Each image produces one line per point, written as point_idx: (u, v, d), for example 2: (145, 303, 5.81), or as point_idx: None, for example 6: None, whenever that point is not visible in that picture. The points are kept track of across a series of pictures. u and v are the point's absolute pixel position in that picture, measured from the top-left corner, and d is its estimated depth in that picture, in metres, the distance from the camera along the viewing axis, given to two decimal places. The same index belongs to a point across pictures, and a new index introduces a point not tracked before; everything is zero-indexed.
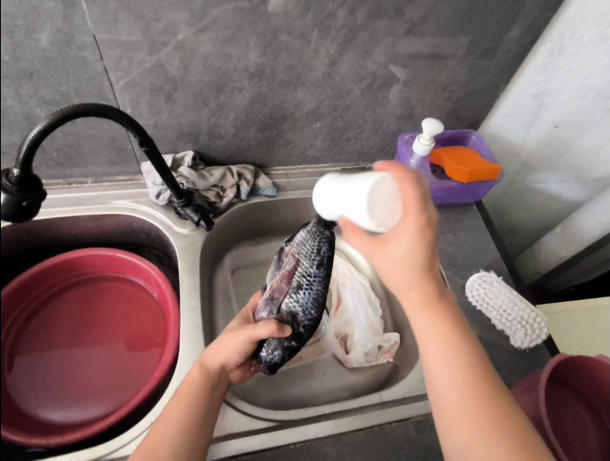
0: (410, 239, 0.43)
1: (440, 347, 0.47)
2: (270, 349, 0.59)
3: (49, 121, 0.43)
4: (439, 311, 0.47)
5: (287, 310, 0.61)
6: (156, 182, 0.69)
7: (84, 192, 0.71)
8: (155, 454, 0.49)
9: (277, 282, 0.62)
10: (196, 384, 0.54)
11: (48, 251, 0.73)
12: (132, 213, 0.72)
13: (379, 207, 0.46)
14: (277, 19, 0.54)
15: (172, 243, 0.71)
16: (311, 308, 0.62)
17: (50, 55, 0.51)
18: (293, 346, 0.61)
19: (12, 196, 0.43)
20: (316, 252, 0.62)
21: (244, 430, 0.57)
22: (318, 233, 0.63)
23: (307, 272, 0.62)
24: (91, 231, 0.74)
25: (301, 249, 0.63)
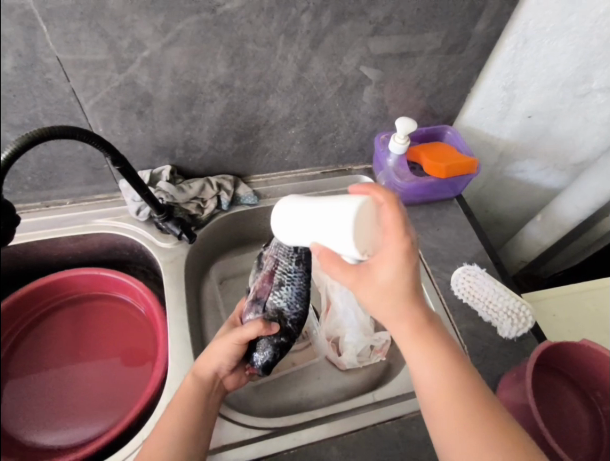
0: (390, 270, 0.45)
1: (427, 366, 0.47)
2: (261, 350, 0.59)
3: (16, 144, 0.41)
4: (428, 333, 0.47)
5: (272, 307, 0.60)
6: (135, 198, 0.69)
7: (63, 214, 0.70)
8: None
9: (259, 283, 0.62)
10: (189, 395, 0.54)
11: (31, 275, 0.73)
12: (113, 230, 0.71)
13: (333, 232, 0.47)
14: (242, 30, 0.55)
15: (156, 259, 0.71)
16: (296, 303, 0.61)
17: (15, 80, 0.51)
18: (283, 341, 0.60)
19: None
20: (293, 250, 0.61)
21: (238, 440, 0.57)
22: None
23: (286, 270, 0.61)
24: (74, 252, 0.73)
25: (278, 250, 0.62)
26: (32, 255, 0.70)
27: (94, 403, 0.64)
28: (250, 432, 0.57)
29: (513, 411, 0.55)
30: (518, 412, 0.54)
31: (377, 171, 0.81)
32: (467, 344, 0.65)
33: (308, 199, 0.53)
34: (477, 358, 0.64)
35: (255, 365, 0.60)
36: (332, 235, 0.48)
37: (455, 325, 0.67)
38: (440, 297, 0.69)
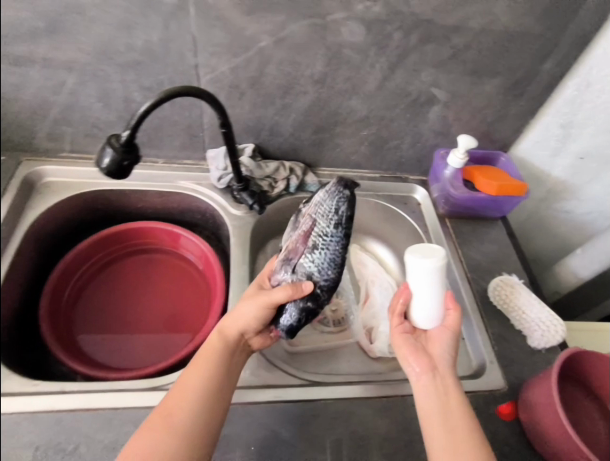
0: (452, 345, 0.62)
1: (439, 416, 0.55)
2: (289, 312, 0.62)
3: (154, 101, 0.56)
4: (454, 391, 0.57)
5: (302, 270, 0.63)
6: (219, 167, 0.78)
7: (153, 169, 0.81)
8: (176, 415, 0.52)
9: (294, 243, 0.65)
10: (217, 351, 0.58)
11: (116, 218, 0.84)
12: (193, 193, 0.81)
13: (457, 312, 0.65)
14: (343, 37, 0.65)
15: (226, 222, 0.80)
16: (328, 269, 0.63)
17: (156, 49, 0.65)
18: (309, 306, 0.63)
19: (117, 155, 0.57)
20: (333, 212, 0.64)
21: (280, 382, 0.63)
22: (336, 194, 0.65)
23: (323, 232, 0.63)
24: (155, 206, 0.84)
25: (318, 209, 0.64)
26: (121, 200, 0.82)
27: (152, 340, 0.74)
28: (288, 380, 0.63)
29: (535, 411, 0.58)
30: (540, 412, 0.57)
31: (432, 184, 0.89)
32: (496, 346, 0.69)
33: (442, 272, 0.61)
34: (504, 361, 0.68)
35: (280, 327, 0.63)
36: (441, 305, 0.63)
37: (487, 328, 0.71)
38: (475, 301, 0.74)
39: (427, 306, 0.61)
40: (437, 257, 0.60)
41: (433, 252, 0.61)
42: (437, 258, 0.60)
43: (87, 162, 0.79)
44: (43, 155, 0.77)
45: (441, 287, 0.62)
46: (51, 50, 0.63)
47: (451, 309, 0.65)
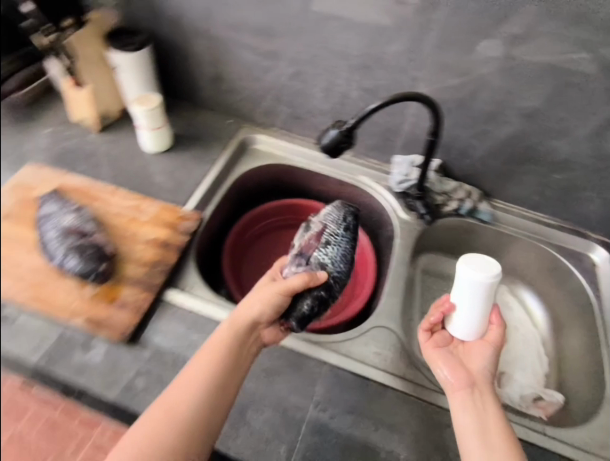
0: (492, 360, 0.60)
1: (478, 433, 0.52)
2: (301, 302, 0.59)
3: (388, 99, 0.64)
4: (491, 409, 0.55)
5: (315, 261, 0.62)
6: (402, 172, 0.83)
7: (341, 160, 0.89)
8: (178, 410, 0.51)
9: (306, 240, 0.65)
10: (223, 346, 0.55)
11: (297, 194, 0.95)
12: (370, 190, 0.88)
13: (502, 329, 0.61)
14: (573, 77, 0.65)
15: (394, 224, 0.84)
16: (339, 262, 0.63)
17: (388, 57, 0.71)
18: (322, 295, 0.60)
19: (340, 136, 0.66)
20: (342, 219, 0.66)
21: (419, 382, 0.62)
22: (345, 205, 0.68)
23: (334, 232, 0.64)
24: (331, 193, 0.93)
25: (328, 216, 0.66)
26: (305, 178, 0.92)
27: None
28: (430, 383, 0.62)
29: None
30: None
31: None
32: None
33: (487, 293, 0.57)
34: None
35: (293, 322, 0.59)
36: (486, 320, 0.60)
37: None
38: None
39: (464, 320, 0.60)
40: (489, 277, 0.56)
41: (491, 271, 0.56)
42: (491, 279, 0.56)
43: (289, 139, 0.90)
44: (258, 126, 0.91)
45: (487, 305, 0.58)
46: (305, 43, 0.73)
47: (495, 325, 0.62)
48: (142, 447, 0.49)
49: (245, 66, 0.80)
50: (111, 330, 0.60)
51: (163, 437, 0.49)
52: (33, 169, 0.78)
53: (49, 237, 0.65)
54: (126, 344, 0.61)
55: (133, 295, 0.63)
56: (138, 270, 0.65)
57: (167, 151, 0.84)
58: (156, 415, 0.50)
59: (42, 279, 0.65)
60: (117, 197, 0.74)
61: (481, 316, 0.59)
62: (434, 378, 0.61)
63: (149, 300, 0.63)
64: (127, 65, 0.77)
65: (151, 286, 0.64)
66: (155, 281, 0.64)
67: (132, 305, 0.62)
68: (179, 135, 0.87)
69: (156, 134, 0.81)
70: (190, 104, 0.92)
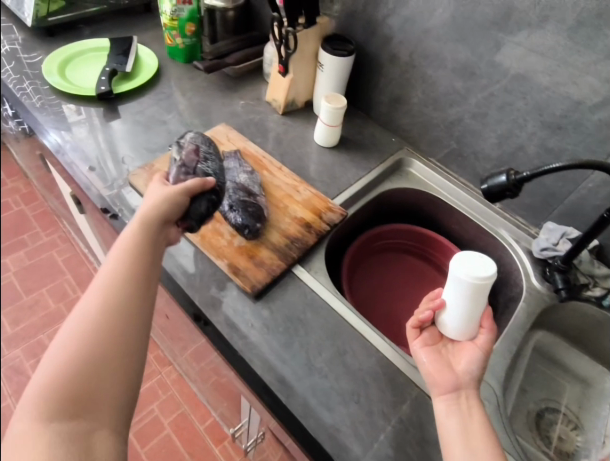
0: (481, 364, 0.59)
1: (462, 438, 0.52)
2: (200, 206, 0.64)
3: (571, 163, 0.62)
4: (477, 412, 0.54)
5: (201, 170, 0.70)
6: (550, 239, 0.80)
7: (486, 207, 0.89)
8: (98, 322, 0.48)
9: (187, 155, 0.71)
10: (135, 240, 0.55)
11: (429, 225, 0.98)
12: (507, 245, 0.85)
13: (490, 334, 0.62)
14: None
15: (522, 286, 0.80)
16: (220, 176, 0.73)
17: (586, 124, 0.68)
18: (213, 199, 0.65)
19: (507, 185, 0.67)
20: (204, 145, 0.77)
21: None
22: (203, 137, 0.79)
23: (210, 157, 0.75)
24: (464, 236, 0.93)
25: (198, 141, 0.76)
26: (443, 213, 0.94)
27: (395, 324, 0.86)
28: None
29: None
30: None
31: None
32: None
33: (469, 292, 0.58)
34: None
35: (190, 219, 0.64)
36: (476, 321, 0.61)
37: None
38: None
39: (456, 320, 0.60)
40: (481, 277, 0.57)
41: (483, 272, 0.58)
42: (482, 280, 0.57)
43: (442, 172, 0.94)
44: (417, 152, 0.96)
45: (476, 305, 0.59)
46: (502, 89, 0.75)
47: (484, 330, 0.62)
48: (92, 318, 0.48)
49: (434, 94, 0.85)
50: (245, 280, 0.67)
51: (112, 301, 0.49)
52: (226, 128, 0.91)
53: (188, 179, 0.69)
54: (251, 298, 0.67)
55: (268, 259, 0.70)
56: (279, 239, 0.73)
57: (331, 148, 0.93)
58: (89, 298, 0.50)
59: None
60: (282, 173, 0.83)
61: (471, 316, 0.60)
62: (416, 369, 0.62)
63: (282, 268, 0.69)
64: (330, 65, 0.88)
65: (287, 256, 0.71)
66: (292, 254, 0.71)
67: (267, 267, 0.69)
68: (346, 137, 0.95)
69: (329, 130, 0.90)
70: (363, 115, 1.01)
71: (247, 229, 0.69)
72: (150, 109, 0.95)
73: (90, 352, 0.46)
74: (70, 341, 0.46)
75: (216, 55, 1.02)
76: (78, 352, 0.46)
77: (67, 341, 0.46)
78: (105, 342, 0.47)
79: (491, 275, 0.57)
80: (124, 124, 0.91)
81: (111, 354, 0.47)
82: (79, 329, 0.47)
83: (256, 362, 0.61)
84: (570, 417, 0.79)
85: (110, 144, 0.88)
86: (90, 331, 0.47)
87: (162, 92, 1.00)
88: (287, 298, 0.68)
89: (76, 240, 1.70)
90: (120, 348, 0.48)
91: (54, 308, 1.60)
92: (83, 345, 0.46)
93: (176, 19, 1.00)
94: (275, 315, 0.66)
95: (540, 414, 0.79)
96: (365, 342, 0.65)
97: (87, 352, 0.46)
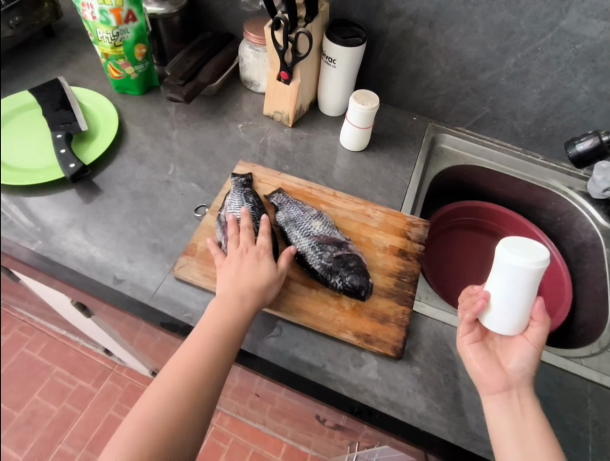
0: (534, 361, 0.53)
1: (517, 440, 0.48)
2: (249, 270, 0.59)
3: None
4: (530, 411, 0.50)
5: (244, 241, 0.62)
6: (608, 179, 0.79)
7: (530, 161, 0.87)
8: (217, 335, 0.53)
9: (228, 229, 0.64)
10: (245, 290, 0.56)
11: (471, 194, 0.95)
12: (562, 194, 0.85)
13: (545, 326, 0.54)
14: None
15: (593, 230, 0.81)
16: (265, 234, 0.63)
17: None
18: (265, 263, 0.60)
19: (601, 145, 0.63)
20: (244, 199, 0.68)
21: None
22: (241, 187, 0.70)
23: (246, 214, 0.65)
24: (512, 195, 0.91)
25: (232, 203, 0.67)
26: (487, 179, 0.90)
27: None
28: None
29: None
30: None
31: None
32: None
33: (526, 279, 0.50)
34: None
35: None
36: (528, 311, 0.53)
37: None
38: None
39: (500, 310, 0.53)
40: (534, 263, 0.50)
41: (537, 256, 0.50)
42: (536, 266, 0.50)
43: (476, 139, 0.88)
44: (444, 125, 0.89)
45: (527, 295, 0.52)
46: (547, 43, 0.70)
47: (537, 322, 0.54)
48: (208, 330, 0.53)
49: (462, 62, 0.78)
50: (383, 346, 0.58)
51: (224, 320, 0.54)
52: (248, 166, 0.75)
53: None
54: (395, 359, 0.58)
55: (391, 309, 0.61)
56: (385, 281, 0.63)
57: (362, 151, 0.82)
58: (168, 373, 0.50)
59: (293, 290, 0.61)
60: (340, 200, 0.72)
61: (518, 306, 0.52)
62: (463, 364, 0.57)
63: (409, 313, 0.61)
64: (344, 59, 0.75)
65: (406, 297, 0.62)
66: (410, 291, 0.62)
67: (395, 320, 0.60)
68: (372, 133, 0.85)
69: (361, 133, 0.78)
70: None
71: (363, 290, 0.59)
72: (141, 171, 0.75)
73: (156, 430, 0.47)
74: (142, 417, 0.47)
75: (187, 75, 0.81)
76: (149, 427, 0.47)
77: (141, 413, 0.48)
78: (173, 422, 0.47)
79: (544, 260, 0.50)
80: (122, 202, 0.71)
81: (174, 434, 0.47)
82: (152, 406, 0.48)
83: (442, 430, 0.54)
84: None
85: (119, 235, 0.67)
86: (164, 408, 0.48)
87: (141, 144, 0.79)
88: (426, 344, 0.61)
89: (47, 328, 1.42)
90: (182, 426, 0.48)
91: (59, 411, 1.36)
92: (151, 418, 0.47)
93: (121, 44, 0.77)
94: (427, 368, 0.58)
95: None
96: None
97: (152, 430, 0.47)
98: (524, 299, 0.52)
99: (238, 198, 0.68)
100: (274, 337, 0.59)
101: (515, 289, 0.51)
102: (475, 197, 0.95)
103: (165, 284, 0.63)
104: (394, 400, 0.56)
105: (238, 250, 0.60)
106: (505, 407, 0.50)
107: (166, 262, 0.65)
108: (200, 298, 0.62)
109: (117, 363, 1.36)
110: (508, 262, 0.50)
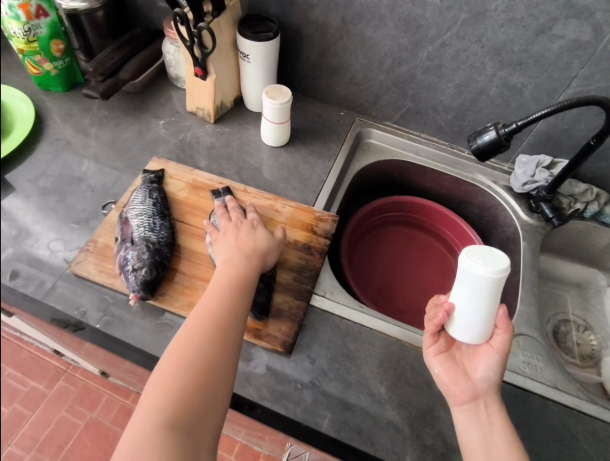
0: (500, 370, 0.51)
1: (483, 449, 0.47)
2: (137, 266, 0.58)
3: (561, 105, 0.60)
4: (497, 419, 0.49)
5: (137, 237, 0.62)
6: (527, 173, 0.79)
7: (456, 155, 0.86)
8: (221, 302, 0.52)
9: (125, 226, 0.64)
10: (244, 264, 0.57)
11: (404, 189, 0.94)
12: (486, 189, 0.85)
13: (509, 334, 0.51)
14: None
15: (515, 225, 0.81)
16: (160, 229, 0.63)
17: (547, 54, 0.67)
18: (155, 258, 0.59)
19: (499, 137, 0.63)
20: (147, 194, 0.67)
21: (575, 403, 0.60)
22: (148, 183, 0.70)
23: (143, 209, 0.64)
24: (441, 190, 0.91)
25: (133, 199, 0.66)
26: (415, 173, 0.90)
27: (403, 303, 0.83)
28: (582, 393, 0.61)
29: None
30: None
31: None
32: None
33: (487, 287, 0.48)
34: None
35: (133, 287, 0.58)
36: (491, 320, 0.51)
37: None
38: None
39: (461, 318, 0.51)
40: (493, 271, 0.47)
41: (496, 264, 0.48)
42: (495, 274, 0.47)
43: (402, 133, 0.88)
44: (371, 119, 0.89)
45: (489, 305, 0.49)
46: (454, 37, 0.70)
47: (500, 330, 0.51)
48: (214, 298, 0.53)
49: (378, 56, 0.77)
50: (273, 341, 0.58)
51: (229, 288, 0.54)
52: (161, 162, 0.75)
53: (127, 255, 0.60)
54: (286, 354, 0.58)
55: (285, 304, 0.61)
56: (286, 275, 0.64)
57: (283, 146, 0.82)
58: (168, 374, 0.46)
59: (190, 284, 0.61)
60: (249, 194, 0.72)
61: (481, 314, 0.50)
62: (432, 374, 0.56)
63: (304, 308, 0.61)
64: (256, 54, 0.75)
65: (303, 292, 0.62)
66: (307, 286, 0.62)
67: (289, 314, 0.60)
68: (295, 128, 0.85)
69: (279, 128, 0.78)
70: (300, 96, 0.90)
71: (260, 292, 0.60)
72: (54, 168, 0.75)
73: (186, 392, 0.45)
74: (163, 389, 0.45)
75: (107, 71, 0.80)
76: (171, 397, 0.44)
77: (163, 381, 0.46)
78: (194, 387, 0.46)
79: (504, 269, 0.47)
80: (29, 199, 0.71)
81: (197, 402, 0.45)
82: (171, 375, 0.46)
83: (326, 424, 0.54)
84: (580, 322, 0.84)
85: (23, 232, 0.67)
86: (186, 373, 0.46)
87: (58, 141, 0.79)
88: (322, 337, 0.60)
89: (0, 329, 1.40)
90: (208, 390, 0.46)
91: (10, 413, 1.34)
92: (148, 421, 0.43)
93: (35, 40, 0.76)
94: (319, 362, 0.58)
95: (556, 330, 0.82)
96: (413, 348, 0.61)
97: (181, 395, 0.45)
98: (486, 309, 0.49)
99: (141, 194, 0.67)
100: (167, 331, 0.59)
101: (475, 298, 0.49)
102: (407, 192, 0.94)
103: (62, 279, 0.63)
104: (279, 395, 0.55)
105: (231, 223, 0.63)
106: (472, 417, 0.49)
107: (66, 257, 0.65)
108: (95, 293, 0.62)
109: (70, 363, 1.35)
110: (466, 270, 0.48)
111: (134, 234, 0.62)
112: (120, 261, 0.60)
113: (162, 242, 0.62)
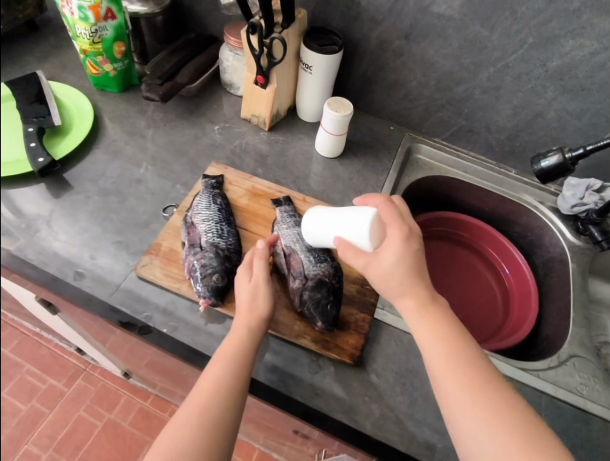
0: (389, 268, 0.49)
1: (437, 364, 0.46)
2: (208, 272, 0.58)
3: None
4: (452, 380, 0.44)
5: (205, 243, 0.62)
6: (577, 195, 0.80)
7: (504, 175, 0.88)
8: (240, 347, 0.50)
9: (192, 231, 0.64)
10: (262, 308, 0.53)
11: (447, 205, 0.96)
12: (533, 209, 0.85)
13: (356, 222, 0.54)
14: None
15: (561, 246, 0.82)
16: (228, 236, 0.63)
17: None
18: (225, 265, 0.60)
19: (564, 161, 0.64)
20: (211, 200, 0.68)
21: None
22: (210, 189, 0.70)
23: (210, 215, 0.65)
24: (485, 208, 0.92)
25: (197, 204, 0.67)
26: (462, 191, 0.91)
27: None
28: None
29: None
30: None
31: None
32: None
33: None
34: None
35: (202, 293, 0.58)
36: None
37: None
38: None
39: None
40: None
41: None
42: None
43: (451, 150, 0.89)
44: (421, 135, 0.90)
45: None
46: (518, 60, 0.71)
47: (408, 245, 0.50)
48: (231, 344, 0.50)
49: (437, 75, 0.79)
50: (340, 352, 0.58)
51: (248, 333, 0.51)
52: (220, 168, 0.76)
53: (197, 261, 0.60)
54: (352, 367, 0.58)
55: (351, 316, 0.62)
56: (350, 288, 0.64)
57: (337, 157, 0.83)
58: (174, 423, 0.45)
59: None
60: (309, 205, 0.73)
61: None
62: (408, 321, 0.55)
63: (369, 321, 0.62)
64: (320, 66, 0.76)
65: (367, 305, 0.63)
66: (371, 299, 0.63)
67: (355, 327, 0.61)
68: (348, 140, 0.86)
69: (335, 140, 0.79)
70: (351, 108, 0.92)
71: (326, 302, 0.58)
72: (113, 168, 0.75)
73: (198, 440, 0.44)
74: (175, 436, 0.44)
75: (164, 75, 0.80)
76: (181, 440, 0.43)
77: (177, 424, 0.44)
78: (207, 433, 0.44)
79: None
80: (90, 198, 0.71)
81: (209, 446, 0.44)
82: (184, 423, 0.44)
83: (394, 438, 0.54)
84: None
85: (85, 231, 0.67)
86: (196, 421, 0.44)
87: (115, 141, 0.79)
88: (386, 352, 0.61)
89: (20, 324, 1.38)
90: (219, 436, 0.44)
91: None
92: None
93: (99, 41, 0.76)
94: (385, 376, 0.59)
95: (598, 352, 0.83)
96: None
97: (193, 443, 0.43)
98: None
99: (205, 199, 0.67)
100: None
101: None
102: (450, 208, 0.95)
103: (126, 281, 0.63)
104: (347, 408, 0.55)
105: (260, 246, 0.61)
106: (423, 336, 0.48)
107: (129, 259, 0.65)
108: (160, 297, 0.62)
109: (92, 361, 1.33)
110: None
111: (202, 240, 0.62)
112: (188, 266, 0.61)
113: (230, 249, 0.62)
